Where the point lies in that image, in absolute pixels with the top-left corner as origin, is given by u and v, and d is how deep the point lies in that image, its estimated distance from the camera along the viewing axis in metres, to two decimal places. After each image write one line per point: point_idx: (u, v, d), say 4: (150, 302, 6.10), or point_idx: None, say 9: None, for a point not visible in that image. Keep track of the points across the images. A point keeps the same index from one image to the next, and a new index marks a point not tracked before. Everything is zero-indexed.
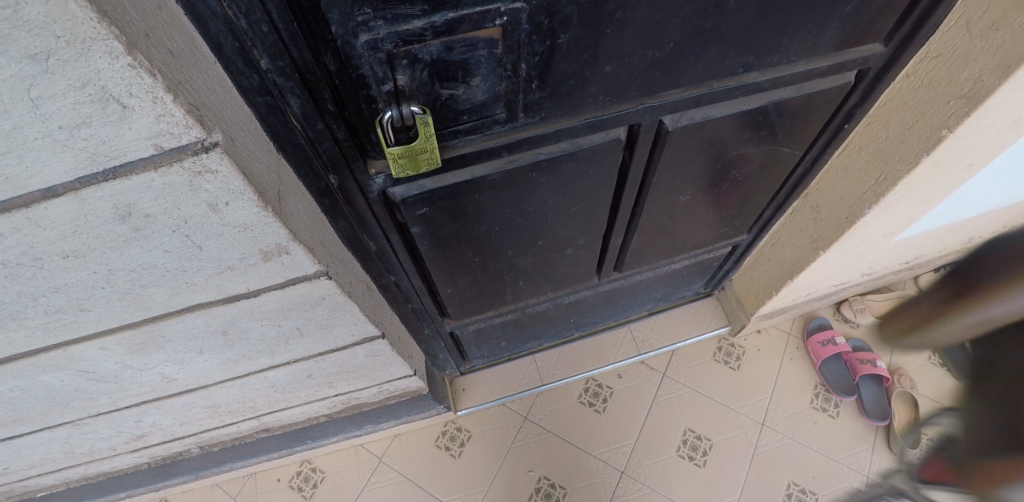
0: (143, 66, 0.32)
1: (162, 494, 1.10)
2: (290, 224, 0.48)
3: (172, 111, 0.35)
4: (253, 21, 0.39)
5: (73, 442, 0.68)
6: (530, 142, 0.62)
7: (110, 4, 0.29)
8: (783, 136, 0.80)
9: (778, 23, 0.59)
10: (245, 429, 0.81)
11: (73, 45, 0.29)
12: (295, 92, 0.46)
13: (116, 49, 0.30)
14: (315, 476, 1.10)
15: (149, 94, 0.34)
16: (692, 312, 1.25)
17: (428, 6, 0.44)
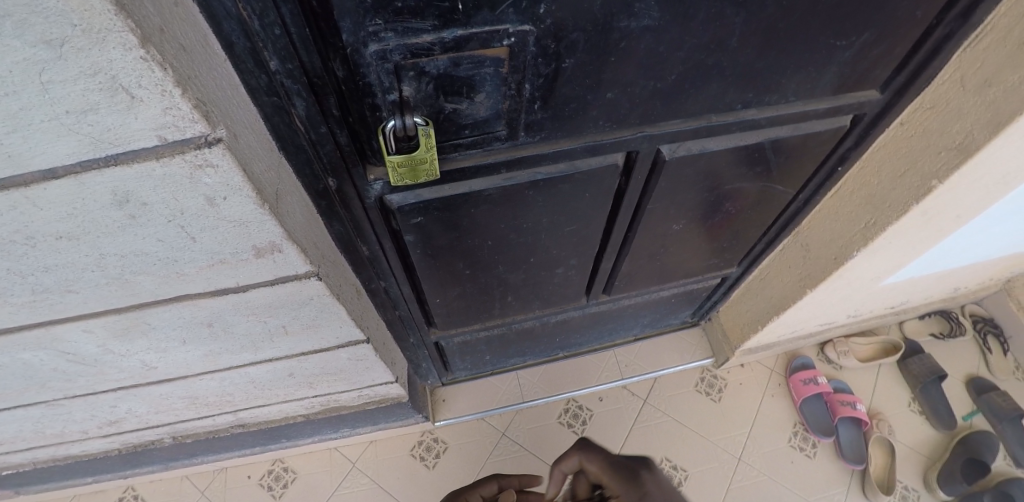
0: (155, 60, 0.33)
1: (129, 483, 1.08)
2: (285, 223, 0.49)
3: (179, 105, 0.36)
4: (267, 24, 0.41)
5: (45, 423, 0.68)
6: (529, 160, 0.63)
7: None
8: (776, 174, 0.82)
9: (777, 64, 0.61)
10: (220, 423, 0.80)
11: (88, 34, 0.30)
12: (302, 95, 0.47)
13: (130, 41, 0.31)
14: (287, 476, 1.09)
15: (158, 86, 0.34)
16: (679, 340, 1.26)
17: (439, 22, 0.45)
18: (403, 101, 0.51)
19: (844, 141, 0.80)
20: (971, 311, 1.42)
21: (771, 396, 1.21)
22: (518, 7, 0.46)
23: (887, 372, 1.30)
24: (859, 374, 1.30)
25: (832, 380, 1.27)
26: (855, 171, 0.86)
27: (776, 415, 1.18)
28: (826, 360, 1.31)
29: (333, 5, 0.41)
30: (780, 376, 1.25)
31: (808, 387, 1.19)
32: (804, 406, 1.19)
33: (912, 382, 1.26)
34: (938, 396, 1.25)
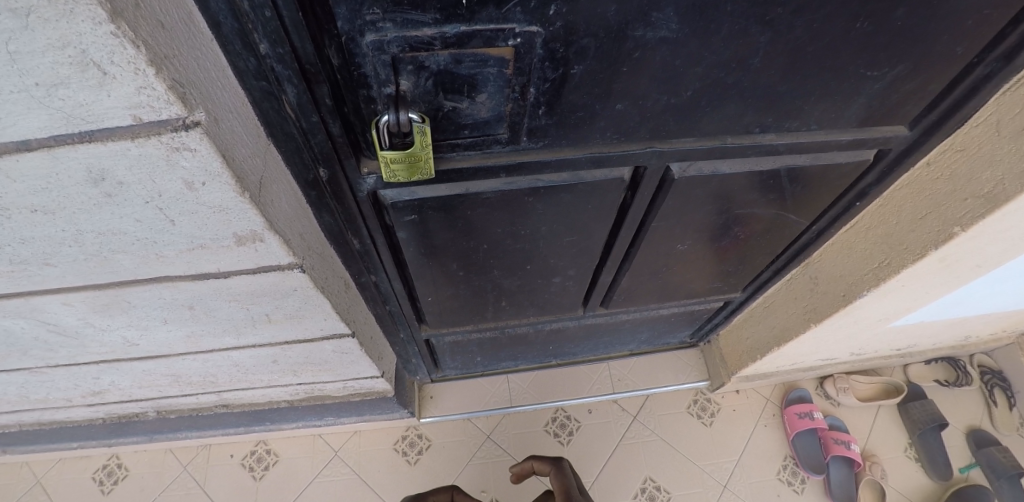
0: (126, 36, 0.31)
1: (115, 451, 1.09)
2: (267, 212, 0.47)
3: (154, 85, 0.35)
4: (256, 5, 0.39)
5: (29, 388, 0.68)
6: (531, 167, 0.60)
7: None
8: (789, 202, 0.79)
9: (799, 89, 0.59)
10: (204, 402, 0.80)
11: (55, 5, 0.28)
12: (293, 81, 0.45)
13: (100, 16, 0.29)
14: (269, 459, 1.09)
15: (131, 64, 0.33)
16: (675, 359, 1.23)
17: (440, 15, 0.43)
18: (399, 95, 0.48)
19: (868, 173, 0.78)
20: (980, 362, 1.36)
21: (764, 426, 1.17)
22: (526, 6, 0.43)
23: (888, 413, 1.26)
24: (858, 412, 1.26)
25: (826, 416, 1.23)
26: (874, 206, 0.84)
27: (768, 445, 1.15)
28: (824, 395, 1.27)
29: None
30: (775, 407, 1.21)
31: (802, 421, 1.15)
32: (796, 440, 1.15)
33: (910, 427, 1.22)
34: (935, 445, 1.20)
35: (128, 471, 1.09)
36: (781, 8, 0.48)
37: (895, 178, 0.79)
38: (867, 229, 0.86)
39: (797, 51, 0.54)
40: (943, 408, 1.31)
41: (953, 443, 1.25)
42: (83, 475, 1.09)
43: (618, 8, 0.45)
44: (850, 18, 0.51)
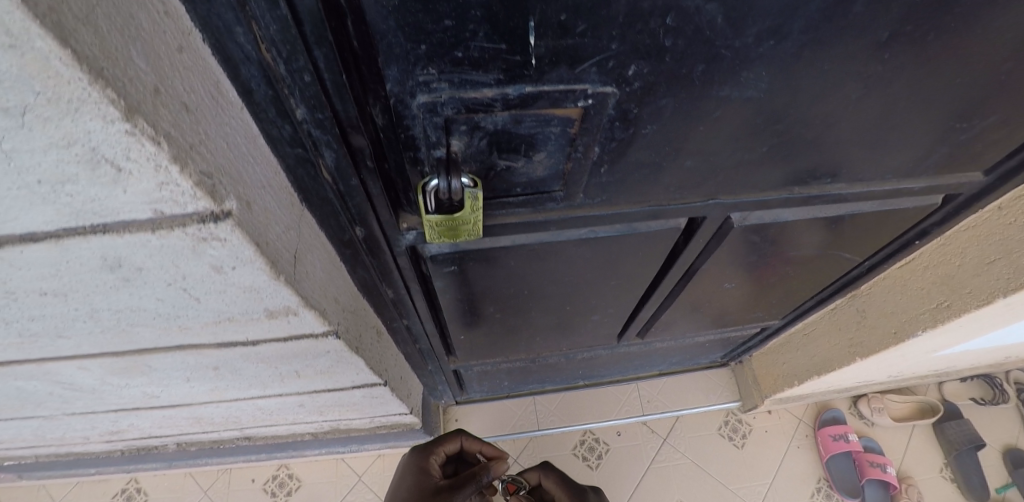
0: (144, 133, 0.26)
1: (133, 476, 1.08)
2: (302, 287, 0.43)
3: (177, 182, 0.29)
4: (295, 69, 0.33)
5: (45, 430, 0.64)
6: (585, 220, 0.55)
7: (106, 58, 0.23)
8: (845, 242, 0.75)
9: (881, 139, 0.54)
10: (226, 436, 0.77)
11: (57, 104, 0.23)
12: (332, 146, 0.39)
13: (110, 113, 0.24)
14: (291, 484, 1.08)
15: (150, 162, 0.27)
16: (704, 379, 1.20)
17: (504, 76, 0.37)
18: (451, 157, 0.43)
19: (931, 216, 0.72)
20: (1017, 379, 1.30)
21: (796, 448, 1.14)
22: (604, 65, 0.38)
23: (923, 433, 1.22)
24: (893, 432, 1.21)
25: (861, 437, 1.19)
26: (934, 245, 0.79)
27: (800, 468, 1.12)
28: (858, 415, 1.23)
29: (378, 50, 0.34)
30: (808, 427, 1.17)
31: (837, 443, 1.11)
32: (830, 462, 1.12)
33: (946, 448, 1.18)
34: (973, 466, 1.15)
35: (146, 494, 1.08)
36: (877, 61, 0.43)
37: (958, 221, 0.73)
38: (924, 268, 0.80)
39: (889, 100, 0.48)
40: (979, 427, 1.26)
41: (990, 466, 1.21)
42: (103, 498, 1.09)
43: (705, 67, 0.40)
44: (951, 68, 0.46)
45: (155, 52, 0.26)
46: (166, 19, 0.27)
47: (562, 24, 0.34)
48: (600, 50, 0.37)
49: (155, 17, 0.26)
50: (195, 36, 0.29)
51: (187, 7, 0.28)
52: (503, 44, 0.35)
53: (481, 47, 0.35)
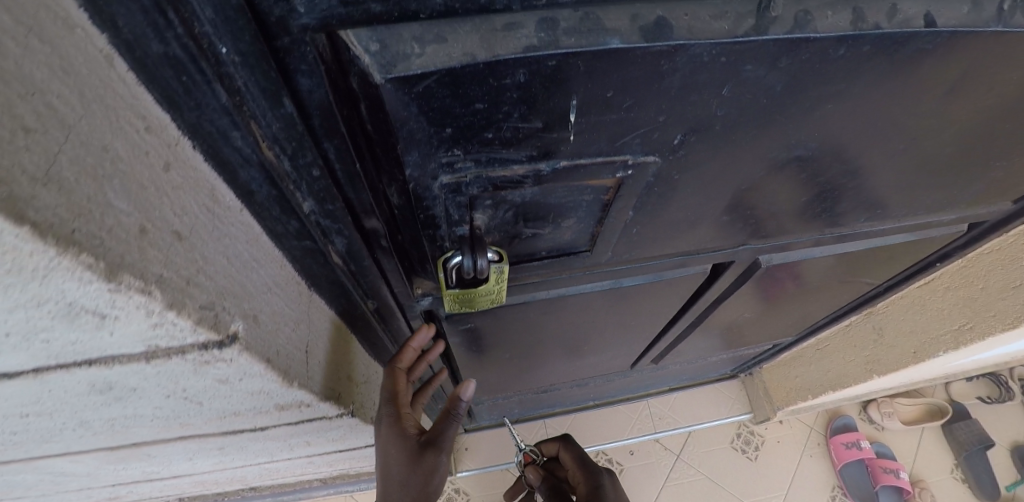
0: (132, 286, 0.21)
1: None
2: (314, 380, 0.39)
3: (175, 322, 0.24)
4: (302, 164, 0.29)
5: None
6: (610, 274, 0.52)
7: (78, 214, 0.18)
8: (867, 269, 0.73)
9: (920, 181, 0.51)
10: (233, 488, 0.74)
11: (20, 274, 0.18)
12: (343, 233, 0.35)
13: (91, 277, 0.19)
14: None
15: (142, 309, 0.23)
16: (714, 393, 1.20)
17: (537, 152, 0.33)
18: (476, 233, 0.39)
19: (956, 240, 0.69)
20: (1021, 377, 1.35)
21: (810, 457, 1.18)
22: (649, 136, 0.34)
23: (932, 434, 1.28)
24: (904, 435, 1.27)
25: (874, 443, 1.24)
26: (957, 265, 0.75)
27: (813, 477, 1.16)
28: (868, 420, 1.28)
29: (398, 137, 0.29)
30: (821, 436, 1.21)
31: (849, 451, 1.15)
32: (844, 470, 1.16)
33: (955, 448, 1.23)
34: (982, 466, 1.22)
35: None
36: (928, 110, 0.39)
37: (982, 244, 0.70)
38: (944, 289, 0.78)
39: (935, 145, 0.45)
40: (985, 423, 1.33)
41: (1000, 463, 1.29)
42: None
43: (757, 132, 0.37)
44: (1002, 112, 0.43)
45: (139, 183, 0.21)
46: (148, 137, 0.22)
47: (608, 100, 0.30)
48: (647, 122, 0.33)
49: (135, 140, 0.21)
50: (184, 145, 0.24)
51: (173, 115, 0.23)
52: (538, 123, 0.31)
53: (514, 127, 0.31)
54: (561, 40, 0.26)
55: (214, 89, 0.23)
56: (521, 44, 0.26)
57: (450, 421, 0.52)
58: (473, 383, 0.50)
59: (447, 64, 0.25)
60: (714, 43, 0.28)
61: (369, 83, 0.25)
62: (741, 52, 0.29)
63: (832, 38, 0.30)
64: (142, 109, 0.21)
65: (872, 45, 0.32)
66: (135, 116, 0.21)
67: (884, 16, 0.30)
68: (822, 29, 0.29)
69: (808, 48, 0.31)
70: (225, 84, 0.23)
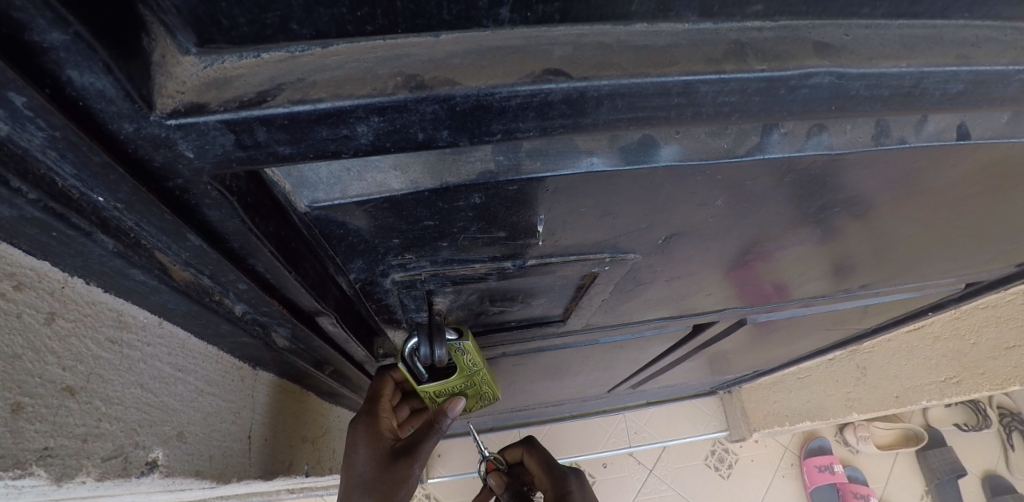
0: (5, 476, 0.18)
1: None
2: (255, 465, 0.36)
3: (75, 481, 0.21)
4: (226, 280, 0.24)
5: None
6: (587, 332, 0.50)
7: None
8: (857, 322, 0.72)
9: (920, 256, 0.49)
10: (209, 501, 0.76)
11: None
12: (286, 325, 0.31)
13: None
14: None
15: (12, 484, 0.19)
16: (693, 409, 1.41)
17: (502, 253, 0.30)
18: (434, 318, 0.35)
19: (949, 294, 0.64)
20: (998, 404, 1.57)
21: (783, 476, 1.44)
22: (629, 239, 0.31)
23: (905, 458, 1.55)
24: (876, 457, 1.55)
25: (848, 466, 1.51)
26: (945, 317, 0.73)
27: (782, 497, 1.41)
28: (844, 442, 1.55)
29: (336, 248, 0.25)
30: (797, 458, 1.46)
31: (822, 474, 1.42)
32: (817, 492, 1.42)
33: (927, 473, 1.50)
34: (950, 492, 1.46)
35: None
36: (934, 200, 0.37)
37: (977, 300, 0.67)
38: (935, 337, 0.77)
39: (937, 231, 0.43)
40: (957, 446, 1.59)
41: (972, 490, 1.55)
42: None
43: (749, 229, 0.34)
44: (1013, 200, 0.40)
45: (6, 355, 0.18)
46: (18, 297, 0.19)
47: (580, 214, 0.27)
48: (628, 229, 0.30)
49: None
50: (74, 284, 0.21)
51: (53, 262, 0.19)
52: (501, 232, 0.27)
53: (473, 237, 0.27)
54: (523, 163, 0.22)
55: (96, 239, 0.19)
56: (475, 169, 0.22)
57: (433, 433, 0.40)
58: (459, 402, 0.40)
59: (383, 194, 0.21)
60: (709, 164, 0.24)
61: (293, 208, 0.22)
62: (736, 170, 0.25)
63: (851, 153, 0.26)
64: (7, 266, 0.18)
65: (897, 156, 0.27)
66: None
67: (910, 129, 0.26)
68: (839, 146, 0.25)
69: (821, 162, 0.26)
70: (109, 229, 0.19)
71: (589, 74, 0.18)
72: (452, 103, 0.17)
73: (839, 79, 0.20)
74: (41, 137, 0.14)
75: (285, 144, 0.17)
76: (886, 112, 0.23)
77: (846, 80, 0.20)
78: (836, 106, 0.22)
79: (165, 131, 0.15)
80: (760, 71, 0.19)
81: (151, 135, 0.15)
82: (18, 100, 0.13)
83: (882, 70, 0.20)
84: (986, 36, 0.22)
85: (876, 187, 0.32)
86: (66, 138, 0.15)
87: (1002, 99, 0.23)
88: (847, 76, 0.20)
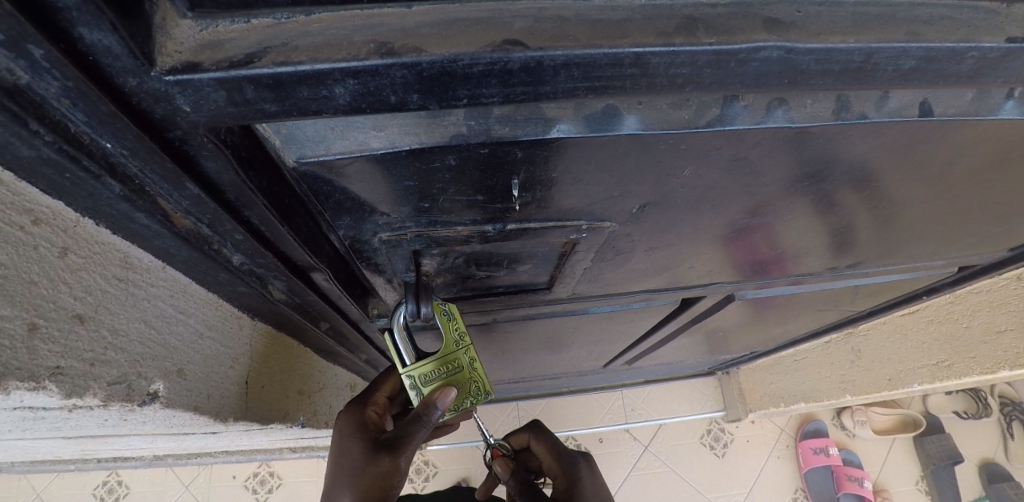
0: (21, 386, 0.21)
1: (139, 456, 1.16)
2: (251, 406, 0.40)
3: (84, 399, 0.25)
4: (223, 230, 0.27)
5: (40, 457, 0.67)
6: (575, 303, 0.53)
7: None
8: (849, 302, 0.75)
9: (904, 238, 0.52)
10: (220, 448, 0.82)
11: None
12: (281, 277, 0.34)
13: None
14: (273, 480, 1.53)
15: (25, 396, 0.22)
16: (692, 390, 1.50)
17: (482, 217, 0.32)
18: (422, 279, 0.38)
19: (942, 277, 0.69)
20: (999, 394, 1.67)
21: (777, 457, 1.50)
22: (603, 206, 0.33)
23: (902, 444, 1.62)
24: (874, 444, 1.62)
25: (845, 449, 1.60)
26: (942, 300, 0.79)
27: (775, 477, 1.47)
28: (842, 426, 1.64)
29: (325, 205, 0.28)
30: (792, 440, 1.53)
31: (817, 456, 1.46)
32: (811, 473, 1.47)
33: (924, 460, 1.56)
34: (945, 479, 1.52)
35: (158, 468, 1.18)
36: (911, 181, 0.39)
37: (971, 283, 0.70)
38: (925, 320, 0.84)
39: (917, 211, 0.45)
40: (953, 433, 1.67)
41: (968, 478, 1.61)
42: (123, 466, 1.19)
43: (723, 202, 0.36)
44: (991, 183, 0.42)
45: (24, 280, 0.21)
46: (35, 231, 0.21)
47: (553, 179, 0.29)
48: (601, 197, 0.32)
49: (16, 240, 0.21)
50: (85, 224, 0.24)
51: (67, 202, 0.22)
52: (480, 196, 0.29)
53: (453, 200, 0.29)
54: (493, 128, 0.24)
55: (105, 182, 0.21)
56: (448, 132, 0.24)
57: (416, 428, 0.42)
58: (451, 391, 0.39)
59: (364, 153, 0.24)
60: (672, 133, 0.26)
61: (283, 164, 0.25)
62: (698, 140, 0.27)
63: (812, 127, 0.28)
64: (26, 203, 0.21)
65: (860, 131, 0.29)
66: (17, 213, 0.21)
67: (872, 105, 0.28)
68: (799, 119, 0.27)
69: (783, 133, 0.28)
70: (117, 175, 0.21)
71: (544, 44, 0.20)
72: (420, 69, 0.19)
73: (788, 53, 0.21)
74: (56, 86, 0.17)
75: (271, 102, 0.19)
76: (841, 86, 0.24)
77: (795, 54, 0.21)
78: (788, 79, 0.23)
79: (164, 86, 0.18)
80: (708, 43, 0.20)
81: (152, 89, 0.18)
82: (37, 52, 0.15)
83: (830, 45, 0.21)
84: (941, 15, 0.23)
85: (846, 162, 0.34)
86: (78, 88, 0.17)
87: (957, 77, 0.24)
88: (796, 50, 0.21)
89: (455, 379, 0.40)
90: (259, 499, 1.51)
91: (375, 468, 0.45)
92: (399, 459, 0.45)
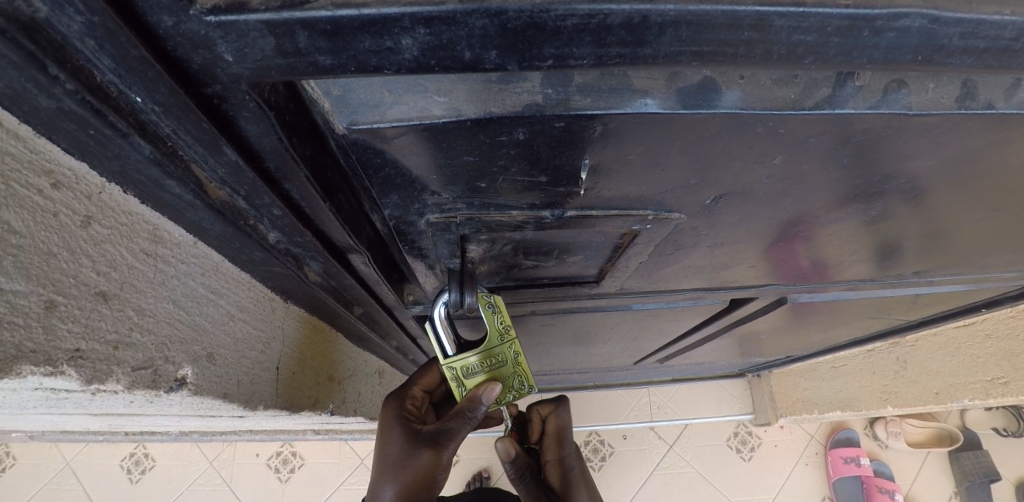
0: (38, 372, 0.19)
1: (171, 433, 1.18)
2: (280, 393, 0.38)
3: (104, 386, 0.23)
4: (261, 204, 0.24)
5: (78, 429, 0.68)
6: (619, 298, 0.49)
7: None
8: (904, 312, 0.70)
9: (990, 246, 0.47)
10: (249, 429, 0.83)
11: None
12: (318, 258, 0.31)
13: None
14: (295, 460, 1.56)
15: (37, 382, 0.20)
16: (720, 391, 1.47)
17: (541, 202, 0.29)
18: (466, 266, 0.36)
19: (1011, 290, 0.64)
20: None
21: (804, 464, 1.47)
22: (675, 196, 0.30)
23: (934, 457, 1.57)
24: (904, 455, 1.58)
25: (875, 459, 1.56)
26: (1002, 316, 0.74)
27: (801, 484, 1.45)
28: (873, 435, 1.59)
29: (373, 181, 0.25)
30: (821, 447, 1.50)
31: (847, 465, 1.44)
32: (839, 481, 1.43)
33: (959, 476, 1.51)
34: (981, 496, 1.48)
35: (189, 442, 1.21)
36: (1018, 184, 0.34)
37: None
38: (986, 335, 0.79)
39: (1012, 217, 0.40)
40: (993, 450, 1.61)
41: (1005, 496, 1.56)
42: (152, 439, 1.22)
43: (805, 199, 0.32)
44: None
45: (42, 251, 0.19)
46: (54, 195, 0.19)
47: (627, 162, 0.26)
48: (676, 185, 0.29)
49: (34, 204, 0.18)
50: (111, 191, 0.21)
51: (92, 163, 0.20)
52: (543, 178, 0.26)
53: (512, 181, 0.26)
54: (572, 98, 0.21)
55: (133, 142, 0.19)
56: (521, 102, 0.21)
57: (463, 423, 0.40)
58: (496, 386, 0.37)
59: (424, 121, 0.21)
60: (771, 115, 0.22)
61: (331, 132, 0.22)
62: (801, 124, 0.23)
63: (929, 115, 0.24)
64: (45, 163, 0.18)
65: (980, 124, 0.25)
66: (36, 174, 0.18)
67: (1002, 93, 0.23)
68: (918, 106, 0.23)
69: (894, 124, 0.24)
70: (147, 134, 0.19)
71: None
72: (503, 18, 0.16)
73: (933, 24, 0.17)
74: (79, 22, 0.14)
75: (326, 53, 0.16)
76: (976, 69, 0.20)
77: (940, 25, 0.17)
78: (923, 57, 0.19)
79: (204, 29, 0.15)
80: (845, 5, 0.16)
81: (190, 31, 0.15)
82: None
83: (983, 16, 0.17)
84: None
85: (952, 160, 0.29)
86: (103, 26, 0.14)
87: None
88: (942, 21, 0.17)
89: (499, 374, 0.38)
90: (282, 478, 1.54)
91: (420, 462, 0.44)
92: (444, 453, 0.44)
